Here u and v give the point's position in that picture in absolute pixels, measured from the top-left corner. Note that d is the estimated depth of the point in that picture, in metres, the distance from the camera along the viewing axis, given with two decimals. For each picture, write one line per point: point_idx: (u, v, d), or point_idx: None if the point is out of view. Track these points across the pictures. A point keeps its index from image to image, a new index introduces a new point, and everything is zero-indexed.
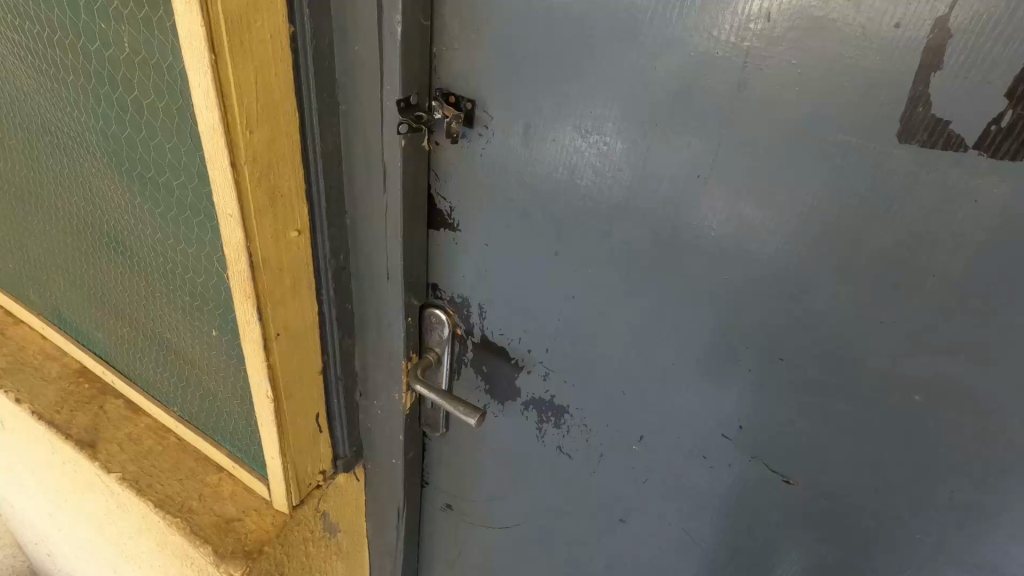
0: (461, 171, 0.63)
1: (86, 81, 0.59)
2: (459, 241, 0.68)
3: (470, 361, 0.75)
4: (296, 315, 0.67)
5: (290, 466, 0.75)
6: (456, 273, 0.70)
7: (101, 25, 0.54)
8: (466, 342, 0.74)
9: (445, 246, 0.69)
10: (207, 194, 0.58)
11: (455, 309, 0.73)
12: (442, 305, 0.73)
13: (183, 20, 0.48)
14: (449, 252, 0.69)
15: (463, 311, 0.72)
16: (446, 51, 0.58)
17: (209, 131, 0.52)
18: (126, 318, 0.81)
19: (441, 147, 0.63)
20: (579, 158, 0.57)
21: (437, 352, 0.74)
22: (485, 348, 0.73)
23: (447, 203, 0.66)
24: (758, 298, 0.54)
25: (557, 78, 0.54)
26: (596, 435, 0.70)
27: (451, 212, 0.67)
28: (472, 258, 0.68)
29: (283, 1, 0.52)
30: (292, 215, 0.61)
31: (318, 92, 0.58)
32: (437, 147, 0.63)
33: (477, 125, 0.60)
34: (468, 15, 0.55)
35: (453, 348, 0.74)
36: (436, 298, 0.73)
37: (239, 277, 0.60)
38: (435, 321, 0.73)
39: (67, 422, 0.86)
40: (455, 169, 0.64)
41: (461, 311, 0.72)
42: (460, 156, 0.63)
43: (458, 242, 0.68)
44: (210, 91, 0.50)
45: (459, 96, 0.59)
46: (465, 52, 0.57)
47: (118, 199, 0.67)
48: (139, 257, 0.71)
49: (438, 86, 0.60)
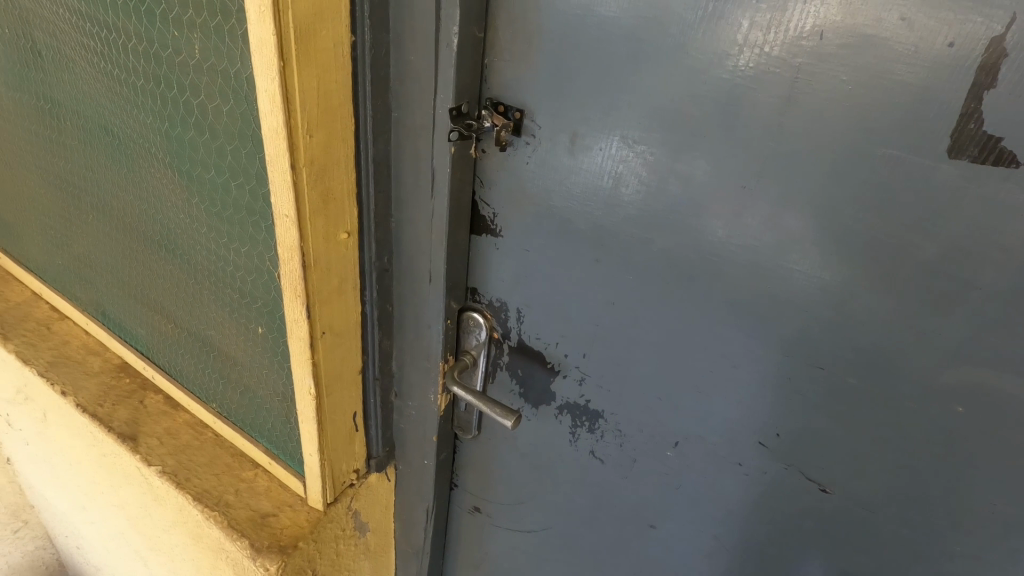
0: (506, 179, 0.65)
1: (155, 86, 0.61)
2: (500, 247, 0.70)
3: (506, 365, 0.76)
4: (341, 314, 0.69)
5: (327, 462, 0.76)
6: (495, 278, 0.72)
7: (174, 33, 0.56)
8: (502, 345, 0.76)
9: (486, 251, 0.71)
10: (264, 195, 0.60)
11: (492, 313, 0.74)
12: (480, 309, 0.75)
13: (254, 29, 0.50)
14: (490, 256, 0.71)
15: (501, 315, 0.74)
16: (497, 63, 0.60)
17: (272, 134, 0.54)
18: (172, 316, 0.84)
19: (487, 154, 0.65)
20: (626, 168, 0.58)
21: (473, 355, 0.76)
22: (521, 352, 0.74)
23: (490, 209, 0.68)
24: (800, 308, 0.55)
25: (604, 91, 0.56)
26: (630, 441, 0.71)
27: (494, 217, 0.68)
28: (512, 263, 0.70)
29: (346, 12, 0.54)
30: (343, 217, 0.63)
31: (374, 99, 0.60)
32: (483, 155, 0.65)
33: (525, 134, 0.62)
34: (522, 28, 0.57)
35: (489, 351, 0.76)
36: (474, 302, 0.75)
37: (291, 275, 0.62)
38: (473, 324, 0.75)
39: (109, 416, 0.88)
40: (500, 176, 0.66)
41: (498, 315, 0.74)
42: (506, 164, 0.64)
43: (499, 247, 0.70)
44: (276, 96, 0.52)
45: (508, 105, 0.61)
46: (516, 64, 0.59)
47: (174, 199, 0.69)
48: (190, 257, 0.74)
49: (487, 96, 0.62)
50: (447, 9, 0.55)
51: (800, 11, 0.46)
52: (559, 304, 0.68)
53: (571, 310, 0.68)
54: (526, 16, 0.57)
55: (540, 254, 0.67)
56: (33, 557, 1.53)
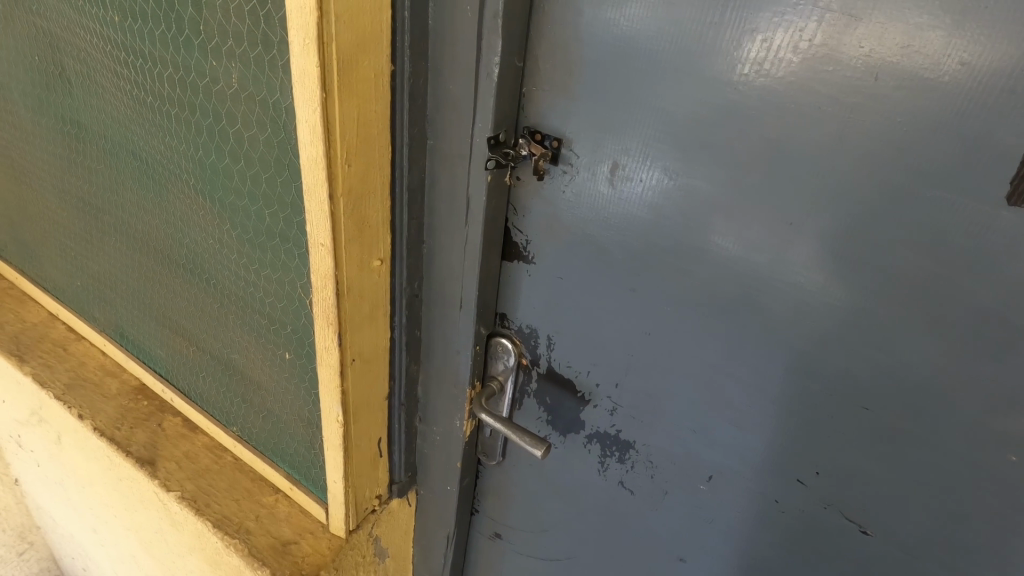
0: (541, 207, 0.65)
1: (188, 113, 0.61)
2: (532, 274, 0.69)
3: (534, 392, 0.75)
4: (371, 341, 0.68)
5: (351, 489, 0.75)
6: (526, 305, 0.71)
7: (212, 62, 0.56)
8: (531, 372, 0.75)
9: (517, 278, 0.70)
10: (299, 223, 0.59)
11: (521, 339, 0.74)
12: (508, 335, 0.74)
13: (297, 61, 0.50)
14: (521, 283, 0.70)
15: (531, 342, 0.73)
16: (535, 92, 0.60)
17: (311, 164, 0.54)
18: (195, 339, 0.84)
19: (522, 182, 0.65)
20: (666, 199, 0.58)
21: (500, 381, 0.75)
22: (551, 379, 0.73)
23: (523, 237, 0.68)
24: (844, 345, 0.54)
25: (645, 122, 0.56)
26: (662, 472, 0.70)
27: (527, 245, 0.68)
28: (544, 291, 0.69)
29: (388, 42, 0.54)
30: (376, 244, 0.63)
31: (411, 127, 0.60)
32: (518, 183, 0.65)
33: (562, 163, 0.62)
34: (563, 59, 0.57)
35: (517, 377, 0.75)
36: (502, 328, 0.74)
37: (323, 302, 0.61)
38: (501, 351, 0.74)
39: (127, 440, 0.88)
40: (535, 204, 0.65)
41: (528, 342, 0.73)
42: (542, 193, 0.64)
43: (531, 274, 0.69)
44: (317, 126, 0.52)
45: (546, 134, 0.61)
46: (555, 94, 0.59)
47: (203, 224, 0.69)
48: (217, 281, 0.73)
49: (524, 124, 0.62)
50: (489, 41, 0.55)
51: (855, 52, 0.46)
52: (592, 333, 0.68)
53: (604, 339, 0.67)
54: (567, 47, 0.56)
55: (574, 283, 0.66)
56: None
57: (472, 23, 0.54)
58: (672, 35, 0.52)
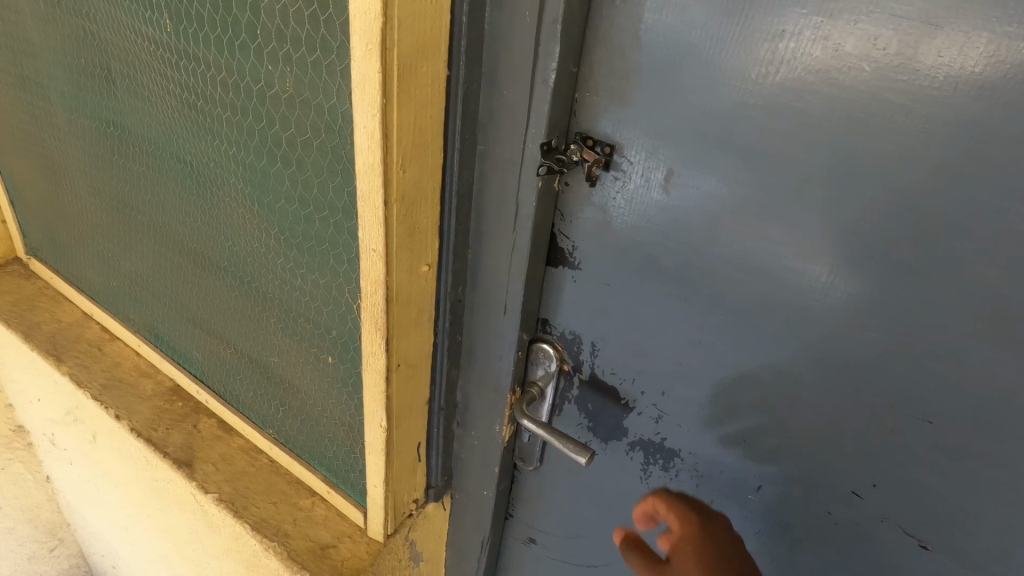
0: (589, 213, 0.64)
1: (239, 118, 0.61)
2: (577, 280, 0.69)
3: (576, 398, 0.75)
4: (415, 346, 0.68)
5: (391, 493, 0.75)
6: (569, 310, 0.71)
7: (267, 67, 0.56)
8: (572, 378, 0.74)
9: (561, 283, 0.70)
10: (350, 229, 0.59)
11: (564, 345, 0.73)
12: (550, 340, 0.73)
13: (358, 66, 0.49)
14: (566, 289, 0.70)
15: (574, 348, 0.72)
16: (589, 97, 0.59)
17: (367, 170, 0.53)
18: (233, 341, 0.84)
19: (571, 187, 0.64)
20: (722, 207, 0.57)
21: (541, 386, 0.75)
22: (594, 385, 0.73)
23: (570, 242, 0.67)
24: (908, 359, 0.53)
25: (702, 129, 0.55)
26: (708, 481, 0.69)
27: (573, 250, 0.67)
28: (589, 296, 0.68)
29: (445, 47, 0.53)
30: (425, 249, 0.62)
31: (463, 132, 0.59)
32: (566, 188, 0.64)
33: (614, 169, 0.61)
34: (619, 64, 0.56)
35: (558, 383, 0.75)
36: (544, 333, 0.74)
37: (372, 308, 0.61)
38: (543, 356, 0.74)
39: (164, 440, 0.89)
40: (583, 210, 0.65)
41: (570, 348, 0.73)
42: (591, 199, 0.63)
43: (576, 280, 0.69)
44: (375, 132, 0.51)
45: (598, 139, 0.60)
46: (609, 100, 0.58)
47: (249, 228, 0.69)
48: (259, 285, 0.74)
49: (576, 129, 0.61)
50: (547, 46, 0.54)
51: (932, 61, 0.44)
52: (639, 340, 0.67)
53: (651, 346, 0.66)
54: (624, 53, 0.56)
55: (621, 290, 0.66)
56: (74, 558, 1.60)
57: (530, 27, 0.54)
58: (735, 42, 0.51)
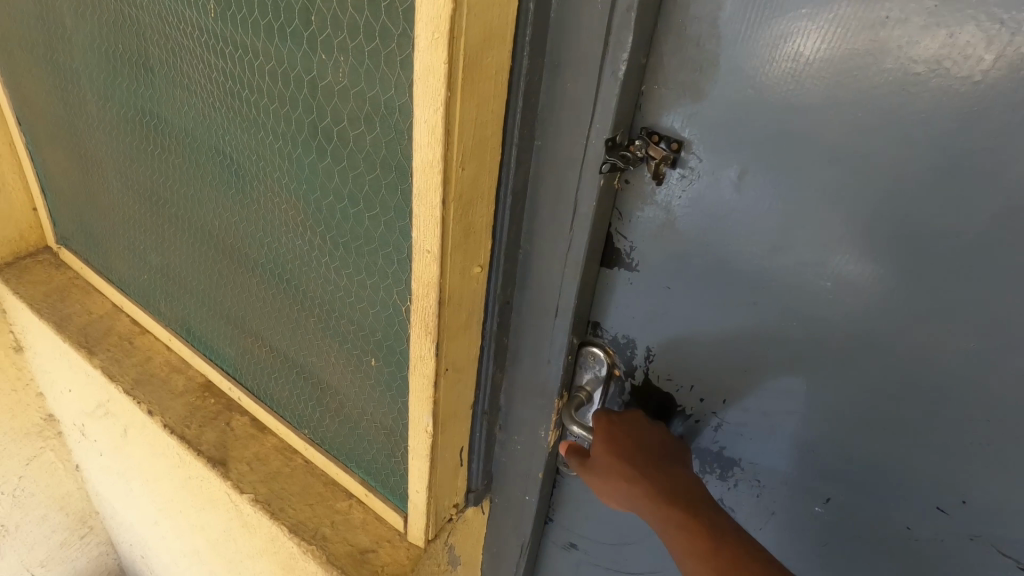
0: (651, 213, 0.61)
1: (287, 109, 0.58)
2: (633, 282, 0.65)
3: (626, 404, 0.72)
4: (464, 350, 0.65)
5: (434, 499, 0.72)
6: (623, 314, 0.67)
7: (320, 56, 0.53)
8: (623, 383, 0.71)
9: (616, 286, 0.67)
10: (403, 228, 0.56)
11: (615, 349, 0.70)
12: (600, 344, 0.70)
13: (422, 57, 0.46)
14: (621, 292, 0.67)
15: (626, 352, 0.69)
16: (657, 90, 0.55)
17: (426, 168, 0.50)
18: (269, 339, 0.82)
19: (631, 185, 0.60)
20: (801, 209, 0.53)
21: (588, 391, 0.72)
22: (647, 391, 0.70)
23: (627, 243, 0.64)
24: (1008, 373, 0.49)
25: (783, 126, 0.51)
26: (769, 492, 0.67)
27: (630, 251, 0.64)
28: (646, 299, 0.65)
29: (511, 36, 0.50)
30: (479, 250, 0.59)
31: (523, 127, 0.56)
32: (627, 186, 0.61)
33: (681, 167, 0.57)
34: (694, 55, 0.52)
35: (607, 388, 0.72)
36: (594, 336, 0.71)
37: (424, 311, 0.58)
38: (592, 360, 0.71)
39: (197, 439, 0.89)
40: (644, 209, 0.61)
41: (623, 352, 0.70)
42: (654, 198, 0.60)
43: (632, 282, 0.65)
44: (437, 127, 0.48)
45: (665, 135, 0.57)
46: (680, 94, 0.54)
47: (290, 224, 0.66)
48: (299, 283, 0.71)
49: (641, 125, 0.57)
50: (619, 35, 0.50)
51: None
52: (700, 346, 0.64)
53: (712, 353, 0.63)
54: (699, 43, 0.52)
55: (683, 293, 0.62)
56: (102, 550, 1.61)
57: (601, 15, 0.50)
58: (828, 32, 0.47)
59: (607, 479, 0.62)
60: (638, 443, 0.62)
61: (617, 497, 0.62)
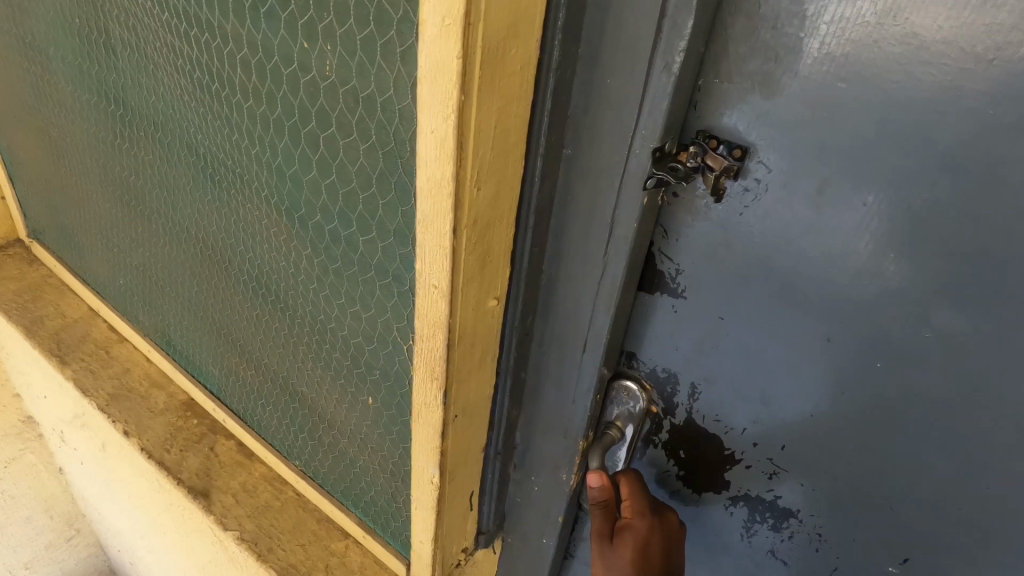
0: (704, 230, 0.51)
1: (263, 109, 0.48)
2: (679, 309, 0.55)
3: (663, 444, 0.63)
4: (476, 392, 0.55)
5: (440, 550, 0.64)
6: (665, 343, 0.58)
7: (301, 44, 0.42)
8: (660, 420, 0.62)
9: (657, 312, 0.57)
10: (404, 256, 0.46)
11: (652, 382, 0.61)
12: (635, 377, 0.61)
13: (428, 49, 0.35)
14: (661, 319, 0.57)
15: (666, 386, 0.60)
16: (719, 83, 0.45)
17: (433, 188, 0.40)
18: (255, 361, 0.73)
19: (681, 200, 0.50)
20: (897, 231, 0.43)
21: (619, 429, 0.62)
22: (688, 431, 0.60)
23: (673, 265, 0.54)
24: None
25: (882, 131, 0.41)
26: (835, 548, 0.57)
27: (677, 274, 0.54)
28: (693, 329, 0.55)
29: (541, 20, 0.39)
30: (496, 279, 0.49)
31: (551, 134, 0.45)
32: (675, 202, 0.51)
33: (743, 179, 0.47)
34: (768, 39, 0.42)
35: (642, 426, 0.62)
36: (628, 368, 0.61)
37: (429, 352, 0.49)
38: (626, 395, 0.61)
39: (178, 465, 0.81)
40: (696, 225, 0.51)
41: (662, 386, 0.60)
42: (708, 214, 0.50)
43: (678, 310, 0.55)
44: (447, 139, 0.38)
45: (726, 142, 0.46)
46: (747, 88, 0.44)
47: (272, 240, 0.57)
48: (285, 305, 0.62)
49: (696, 128, 0.47)
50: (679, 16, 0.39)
51: None
52: (756, 385, 0.54)
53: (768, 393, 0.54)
54: (778, 26, 0.41)
55: (739, 324, 0.53)
56: (92, 550, 1.55)
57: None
58: (957, 11, 0.36)
59: (627, 543, 0.57)
60: (669, 534, 0.59)
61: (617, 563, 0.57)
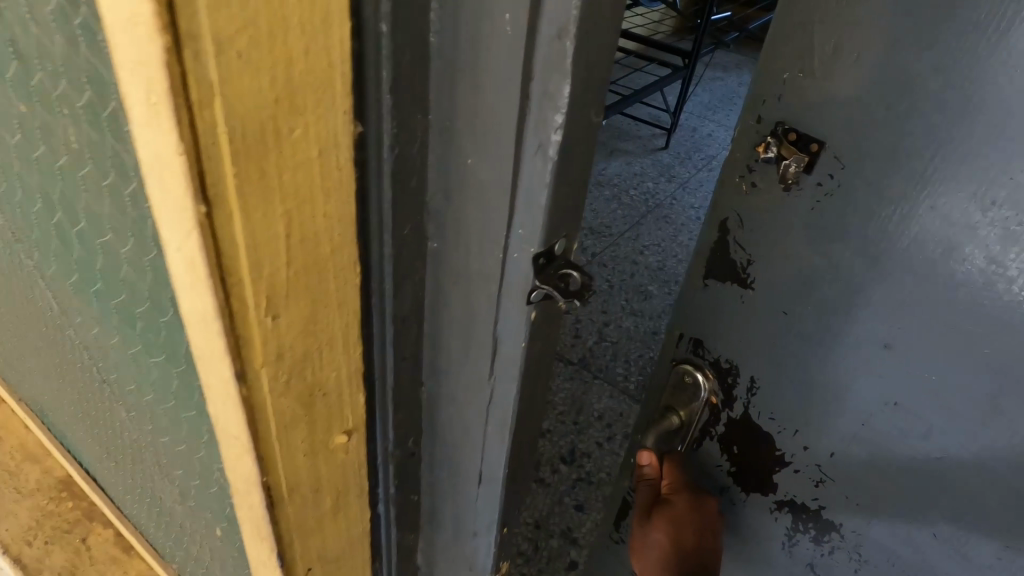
0: (774, 219, 0.47)
1: (39, 185, 0.37)
2: (742, 304, 0.52)
3: (718, 438, 0.59)
4: (336, 534, 0.43)
5: None
6: (722, 341, 0.55)
7: (46, 112, 0.31)
8: (721, 413, 0.57)
9: (715, 307, 0.54)
10: (197, 384, 0.34)
11: (717, 372, 0.56)
12: (700, 364, 0.57)
13: (143, 134, 0.23)
14: (727, 312, 0.53)
15: (728, 379, 0.56)
16: (805, 66, 0.42)
17: (199, 317, 0.28)
18: (114, 452, 0.61)
19: (756, 183, 0.47)
20: (978, 234, 0.39)
21: (680, 417, 0.59)
22: (745, 430, 0.57)
23: (742, 255, 0.51)
24: None
25: (947, 113, 0.38)
26: (880, 560, 0.54)
27: (745, 266, 0.51)
28: (751, 331, 0.52)
29: (337, 86, 0.26)
30: (342, 411, 0.36)
31: (396, 229, 0.32)
32: (751, 185, 0.48)
33: (819, 167, 0.44)
34: (856, 12, 0.39)
35: (702, 417, 0.59)
36: (695, 353, 0.57)
37: (249, 505, 0.37)
38: (690, 382, 0.57)
39: (40, 561, 0.69)
40: (765, 216, 0.48)
41: (726, 379, 0.56)
42: (782, 199, 0.47)
43: (744, 303, 0.52)
44: (196, 258, 0.26)
45: (809, 124, 0.43)
46: (828, 69, 0.41)
47: (92, 332, 0.45)
48: (122, 403, 0.50)
49: (782, 109, 0.44)
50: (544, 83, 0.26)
51: None
52: (814, 392, 0.51)
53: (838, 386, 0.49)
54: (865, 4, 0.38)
55: (801, 328, 0.49)
56: None
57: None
58: None
59: (661, 522, 0.60)
60: (705, 521, 0.59)
61: (650, 538, 0.61)
